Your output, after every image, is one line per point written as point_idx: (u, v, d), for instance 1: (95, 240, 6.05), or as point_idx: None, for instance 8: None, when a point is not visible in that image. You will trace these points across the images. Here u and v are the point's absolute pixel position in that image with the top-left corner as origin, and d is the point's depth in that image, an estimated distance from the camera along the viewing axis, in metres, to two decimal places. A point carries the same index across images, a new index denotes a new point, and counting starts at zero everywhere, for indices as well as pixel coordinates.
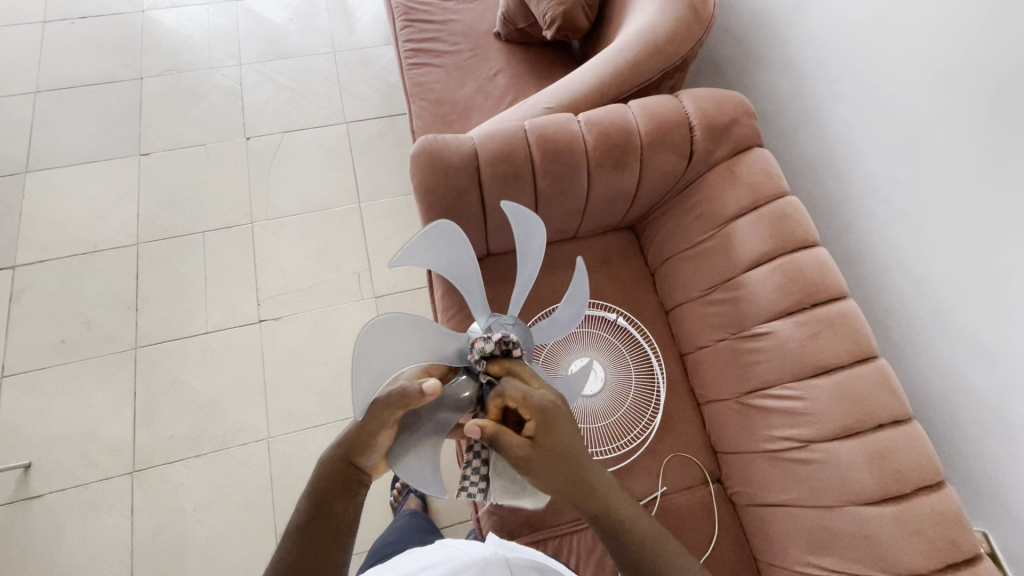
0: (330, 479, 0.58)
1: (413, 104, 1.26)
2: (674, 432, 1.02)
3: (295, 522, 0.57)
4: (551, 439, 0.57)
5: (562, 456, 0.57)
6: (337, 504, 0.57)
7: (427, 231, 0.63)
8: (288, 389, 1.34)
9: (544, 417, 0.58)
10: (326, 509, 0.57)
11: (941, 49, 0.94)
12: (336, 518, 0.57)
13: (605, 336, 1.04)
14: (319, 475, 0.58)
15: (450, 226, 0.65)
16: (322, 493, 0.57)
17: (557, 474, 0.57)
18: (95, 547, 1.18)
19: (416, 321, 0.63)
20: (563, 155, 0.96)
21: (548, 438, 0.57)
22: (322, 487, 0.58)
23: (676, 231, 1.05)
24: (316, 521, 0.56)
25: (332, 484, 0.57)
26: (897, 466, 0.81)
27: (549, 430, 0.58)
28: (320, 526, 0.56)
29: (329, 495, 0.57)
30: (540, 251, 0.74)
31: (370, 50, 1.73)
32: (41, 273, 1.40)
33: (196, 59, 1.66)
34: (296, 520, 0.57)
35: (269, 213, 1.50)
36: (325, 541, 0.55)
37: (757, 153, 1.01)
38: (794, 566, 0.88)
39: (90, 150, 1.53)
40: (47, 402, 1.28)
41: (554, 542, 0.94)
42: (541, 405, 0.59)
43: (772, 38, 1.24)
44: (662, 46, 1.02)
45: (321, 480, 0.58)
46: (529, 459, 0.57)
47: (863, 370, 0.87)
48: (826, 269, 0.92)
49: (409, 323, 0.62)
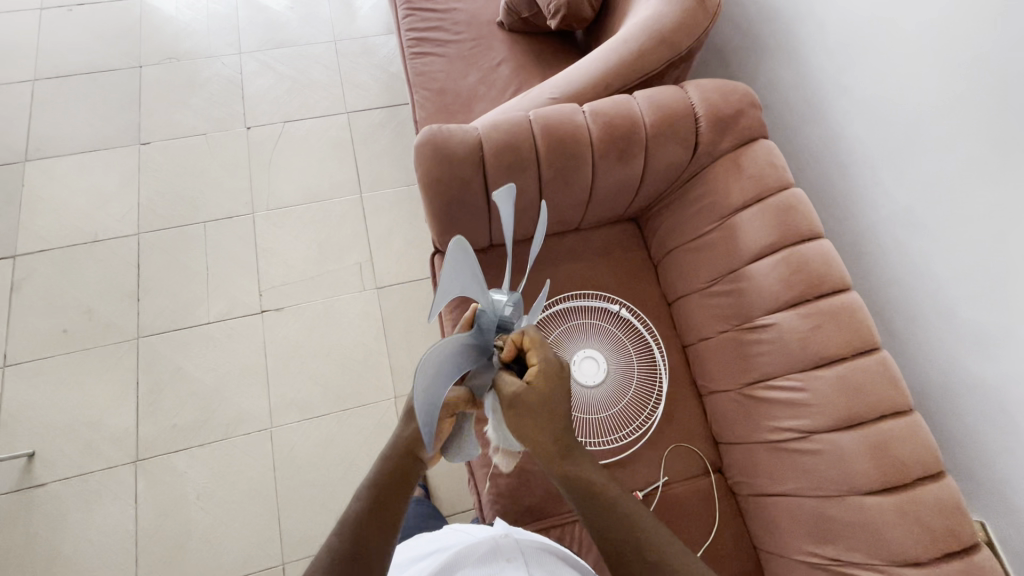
0: (391, 471, 0.61)
1: (416, 95, 1.25)
2: (675, 423, 1.03)
3: (354, 511, 0.58)
4: (539, 394, 0.56)
5: (544, 413, 0.57)
6: (396, 495, 0.60)
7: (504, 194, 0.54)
8: (290, 380, 1.34)
9: (547, 374, 0.56)
10: (388, 497, 0.59)
11: (946, 38, 0.94)
12: (390, 511, 0.59)
13: (606, 327, 1.04)
14: (382, 468, 0.61)
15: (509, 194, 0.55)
16: (384, 485, 0.60)
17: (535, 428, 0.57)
18: (99, 535, 1.19)
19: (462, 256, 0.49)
20: (568, 146, 0.95)
21: (537, 392, 0.56)
22: (383, 479, 0.60)
23: (679, 223, 1.06)
24: (373, 511, 0.58)
25: (393, 475, 0.61)
26: (899, 455, 0.82)
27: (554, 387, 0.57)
28: (379, 517, 0.58)
29: (390, 487, 0.60)
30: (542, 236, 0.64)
31: (371, 39, 1.71)
32: (41, 263, 1.39)
33: (196, 48, 1.64)
34: (355, 509, 0.59)
35: (270, 204, 1.49)
36: (379, 533, 0.57)
37: (762, 144, 1.00)
38: (795, 555, 0.89)
39: (90, 139, 1.52)
40: (48, 392, 1.28)
41: (557, 530, 0.95)
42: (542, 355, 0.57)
43: (778, 29, 1.23)
44: (667, 36, 1.01)
45: (384, 472, 0.61)
46: (516, 399, 0.56)
47: (864, 362, 0.87)
48: (829, 262, 0.93)
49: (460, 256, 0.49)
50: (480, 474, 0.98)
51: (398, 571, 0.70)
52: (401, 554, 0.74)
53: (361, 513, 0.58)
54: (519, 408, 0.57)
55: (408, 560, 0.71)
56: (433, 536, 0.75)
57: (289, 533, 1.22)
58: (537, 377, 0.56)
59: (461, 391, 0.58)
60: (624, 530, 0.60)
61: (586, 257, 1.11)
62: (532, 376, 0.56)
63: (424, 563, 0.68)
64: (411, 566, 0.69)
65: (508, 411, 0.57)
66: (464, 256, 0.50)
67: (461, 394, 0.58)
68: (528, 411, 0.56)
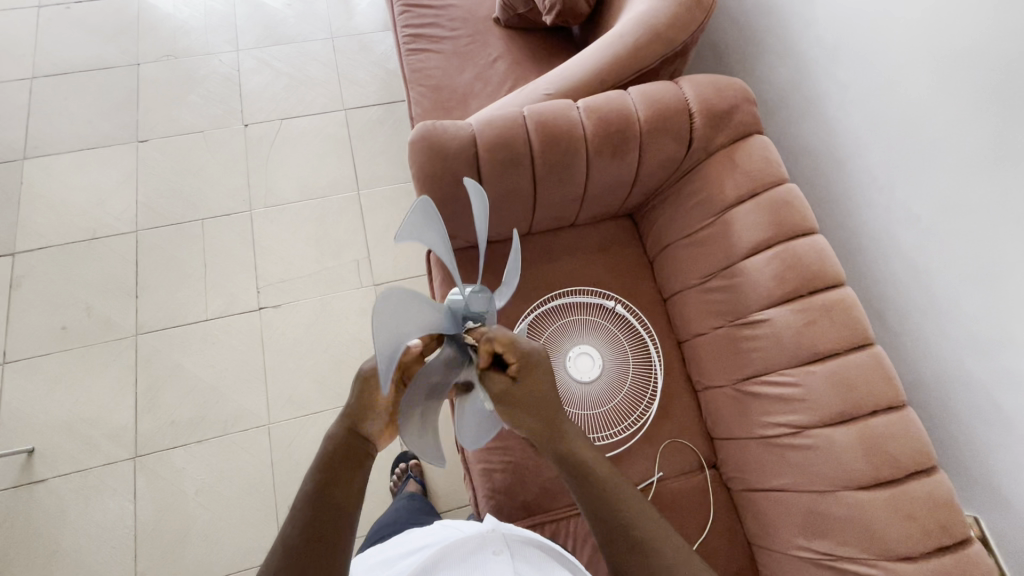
0: (336, 451, 0.59)
1: (413, 91, 1.25)
2: (670, 419, 1.03)
3: (305, 494, 0.57)
4: (530, 386, 0.58)
5: (534, 403, 0.59)
6: (345, 476, 0.58)
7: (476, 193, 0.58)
8: (288, 376, 1.35)
9: (526, 365, 0.58)
10: (337, 475, 0.58)
11: (941, 32, 0.93)
12: (342, 494, 0.57)
13: (602, 323, 1.04)
14: (327, 448, 0.59)
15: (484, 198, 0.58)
16: (331, 463, 0.58)
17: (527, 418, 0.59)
18: (98, 530, 1.20)
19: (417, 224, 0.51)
20: (562, 141, 0.95)
21: (528, 384, 0.58)
22: (330, 458, 0.58)
23: (674, 218, 1.06)
24: (325, 494, 0.57)
25: (339, 454, 0.59)
26: (890, 451, 0.82)
27: (533, 373, 0.58)
28: (328, 496, 0.57)
29: (338, 464, 0.58)
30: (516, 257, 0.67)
31: (369, 36, 1.71)
32: (41, 260, 1.40)
33: (193, 45, 1.64)
34: (305, 492, 0.57)
35: (268, 201, 1.50)
36: (331, 519, 0.55)
37: (756, 139, 1.00)
38: (788, 549, 0.90)
39: (89, 137, 1.52)
40: (48, 388, 1.29)
41: (551, 526, 0.95)
42: (529, 347, 0.58)
43: (774, 23, 1.23)
44: (662, 32, 1.01)
45: (329, 450, 0.59)
46: (506, 394, 0.57)
47: (858, 357, 0.87)
48: (823, 257, 0.93)
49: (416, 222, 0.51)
50: (475, 469, 0.99)
51: (388, 564, 0.70)
52: (391, 548, 0.74)
53: (313, 494, 0.57)
54: (510, 402, 0.57)
55: (397, 554, 0.71)
56: (425, 531, 0.76)
57: None
58: (520, 368, 0.58)
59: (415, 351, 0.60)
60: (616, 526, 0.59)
61: (581, 254, 1.12)
62: (517, 368, 0.58)
63: (414, 557, 0.68)
64: (401, 559, 0.70)
65: (503, 408, 0.58)
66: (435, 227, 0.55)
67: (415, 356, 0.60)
68: (519, 402, 0.58)
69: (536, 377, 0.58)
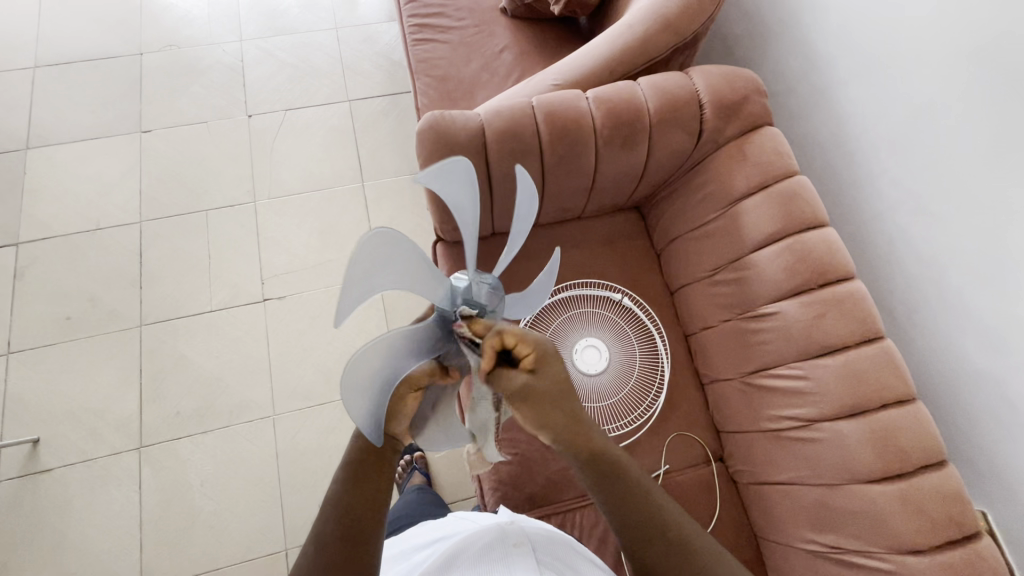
0: (365, 449, 0.57)
1: (419, 81, 1.24)
2: (677, 412, 1.03)
3: (335, 493, 0.56)
4: (550, 376, 0.55)
5: (557, 397, 0.55)
6: (374, 478, 0.57)
7: (447, 167, 0.51)
8: (293, 366, 1.35)
9: (543, 357, 0.54)
10: (368, 477, 0.57)
11: (952, 24, 0.92)
12: (371, 495, 0.56)
13: (609, 316, 1.04)
14: (355, 448, 0.58)
15: (464, 166, 0.53)
16: (359, 463, 0.57)
17: (550, 414, 0.55)
18: (104, 521, 1.20)
19: (393, 243, 0.47)
20: (572, 132, 0.95)
21: (548, 374, 0.55)
22: (359, 458, 0.57)
23: (682, 211, 1.05)
24: (354, 495, 0.56)
25: (369, 454, 0.57)
26: (900, 445, 0.82)
27: (550, 367, 0.55)
28: (358, 496, 0.56)
29: (367, 466, 0.57)
30: (530, 213, 0.66)
31: (372, 26, 1.70)
32: (44, 250, 1.39)
33: (196, 35, 1.63)
34: (335, 493, 0.56)
35: (272, 192, 1.49)
36: (365, 518, 0.55)
37: (767, 132, 0.99)
38: (795, 542, 0.90)
39: (91, 127, 1.51)
40: (52, 379, 1.29)
41: (558, 517, 0.95)
42: (543, 338, 0.55)
43: (784, 15, 1.22)
44: (673, 22, 1.00)
45: (358, 451, 0.57)
46: (527, 390, 0.54)
47: (868, 351, 0.87)
48: (834, 250, 0.92)
49: (392, 243, 0.47)
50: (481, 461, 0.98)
51: (402, 557, 0.70)
52: (403, 543, 0.74)
53: (344, 494, 0.56)
54: (531, 399, 0.54)
55: (413, 548, 0.71)
56: (437, 524, 0.76)
57: (292, 519, 1.24)
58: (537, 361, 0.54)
59: (429, 364, 0.56)
60: (655, 526, 0.57)
61: (589, 246, 1.11)
62: (533, 362, 0.54)
63: (429, 550, 0.68)
64: (416, 552, 0.70)
65: (522, 404, 0.55)
66: (475, 201, 0.57)
67: (427, 367, 0.56)
68: (543, 396, 0.55)
69: (556, 369, 0.55)
